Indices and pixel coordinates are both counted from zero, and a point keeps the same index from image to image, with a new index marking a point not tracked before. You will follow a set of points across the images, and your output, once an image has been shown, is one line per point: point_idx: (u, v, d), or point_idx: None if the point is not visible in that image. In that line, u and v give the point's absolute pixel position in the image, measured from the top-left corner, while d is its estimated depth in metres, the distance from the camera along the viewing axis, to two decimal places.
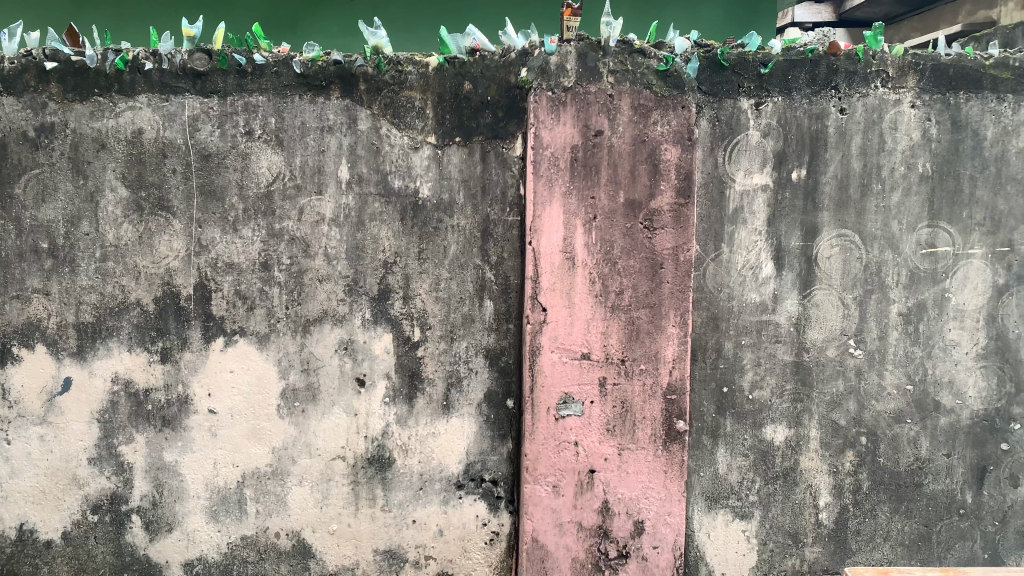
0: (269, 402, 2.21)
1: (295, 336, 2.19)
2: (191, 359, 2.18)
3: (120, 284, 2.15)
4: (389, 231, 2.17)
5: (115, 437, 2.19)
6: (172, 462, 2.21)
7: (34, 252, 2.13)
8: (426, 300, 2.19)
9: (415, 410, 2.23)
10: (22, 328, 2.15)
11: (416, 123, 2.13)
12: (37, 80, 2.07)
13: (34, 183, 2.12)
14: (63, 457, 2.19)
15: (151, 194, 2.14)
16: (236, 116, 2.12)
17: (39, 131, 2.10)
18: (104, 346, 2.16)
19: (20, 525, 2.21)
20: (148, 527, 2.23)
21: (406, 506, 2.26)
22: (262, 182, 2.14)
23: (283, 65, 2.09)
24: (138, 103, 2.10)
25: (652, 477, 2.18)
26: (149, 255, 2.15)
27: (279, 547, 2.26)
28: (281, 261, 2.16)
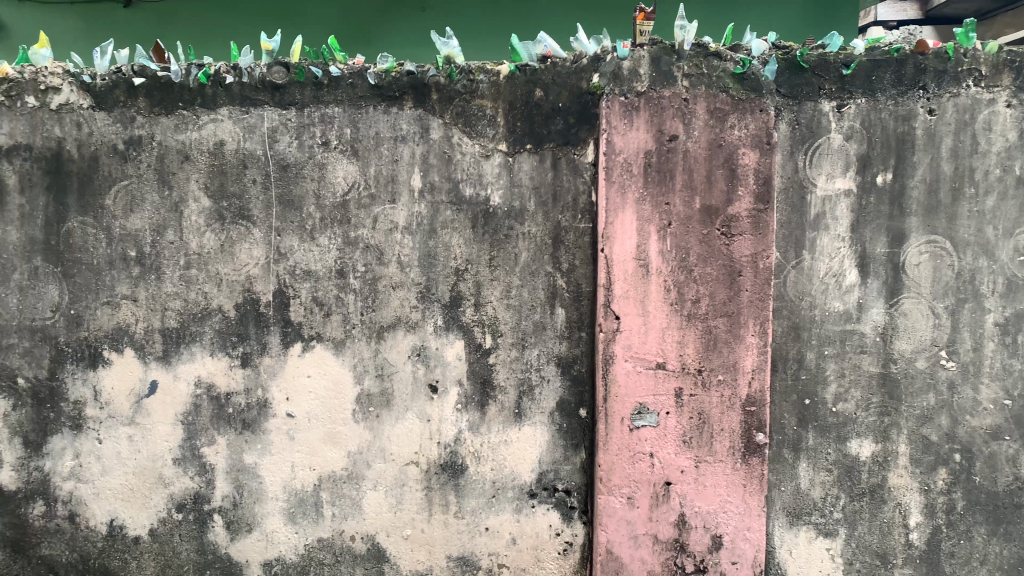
0: (344, 407, 2.24)
1: (369, 342, 2.22)
2: (270, 364, 2.23)
3: (204, 291, 2.22)
4: (461, 239, 2.17)
5: (198, 439, 2.26)
6: (252, 464, 2.26)
7: (124, 259, 2.22)
8: (497, 307, 2.19)
9: (487, 417, 2.23)
10: (112, 333, 2.24)
11: (487, 131, 2.13)
12: (126, 95, 2.16)
13: (124, 194, 2.21)
14: (150, 456, 2.27)
15: (232, 204, 2.20)
16: (312, 127, 2.17)
17: (127, 144, 2.18)
18: (187, 351, 2.23)
19: (110, 521, 2.29)
20: (229, 526, 2.28)
21: (479, 513, 2.26)
22: (338, 191, 2.18)
23: (358, 76, 2.13)
24: (220, 116, 2.17)
25: (730, 491, 2.13)
26: (230, 263, 2.21)
27: (354, 551, 2.28)
28: (356, 268, 2.20)
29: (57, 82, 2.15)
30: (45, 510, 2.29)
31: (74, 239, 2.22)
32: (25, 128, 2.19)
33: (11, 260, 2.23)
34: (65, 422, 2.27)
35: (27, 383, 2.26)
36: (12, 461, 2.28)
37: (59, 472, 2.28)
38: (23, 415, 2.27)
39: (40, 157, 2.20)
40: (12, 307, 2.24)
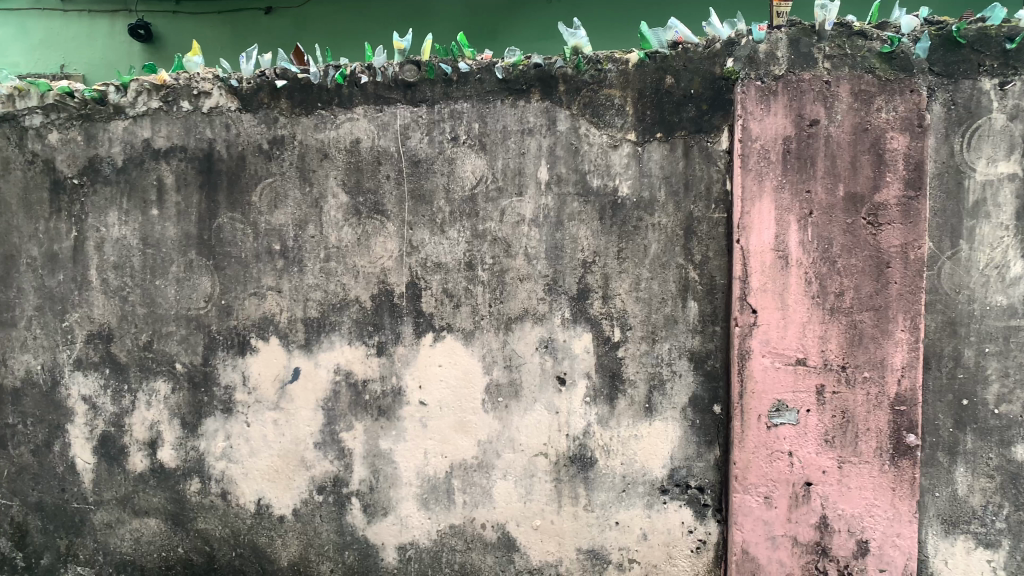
0: (474, 397, 2.28)
1: (497, 333, 2.24)
2: (404, 353, 2.30)
3: (342, 282, 2.31)
4: (589, 231, 2.16)
5: (337, 424, 2.35)
6: (387, 449, 2.34)
7: (269, 253, 2.34)
8: (626, 299, 2.16)
9: (616, 411, 2.21)
10: (259, 322, 2.37)
11: (616, 121, 2.11)
12: (270, 97, 2.28)
13: (268, 191, 2.32)
14: (293, 440, 2.38)
15: (368, 199, 2.27)
16: (443, 123, 2.21)
17: (271, 143, 2.30)
18: (327, 340, 2.33)
19: (257, 500, 2.42)
20: (366, 509, 2.36)
21: (609, 507, 2.25)
22: (467, 185, 2.21)
23: (486, 71, 2.16)
24: (356, 115, 2.25)
25: (878, 494, 2.01)
26: (367, 255, 2.29)
27: (485, 539, 2.32)
28: (485, 260, 2.22)
29: (208, 87, 2.31)
30: (201, 486, 2.45)
31: (224, 233, 2.36)
32: (181, 131, 2.35)
33: (170, 254, 2.40)
34: (218, 405, 2.42)
35: (184, 368, 2.42)
36: (171, 440, 2.45)
37: (212, 452, 2.43)
38: (180, 397, 2.43)
39: (194, 158, 2.35)
40: (170, 297, 2.41)
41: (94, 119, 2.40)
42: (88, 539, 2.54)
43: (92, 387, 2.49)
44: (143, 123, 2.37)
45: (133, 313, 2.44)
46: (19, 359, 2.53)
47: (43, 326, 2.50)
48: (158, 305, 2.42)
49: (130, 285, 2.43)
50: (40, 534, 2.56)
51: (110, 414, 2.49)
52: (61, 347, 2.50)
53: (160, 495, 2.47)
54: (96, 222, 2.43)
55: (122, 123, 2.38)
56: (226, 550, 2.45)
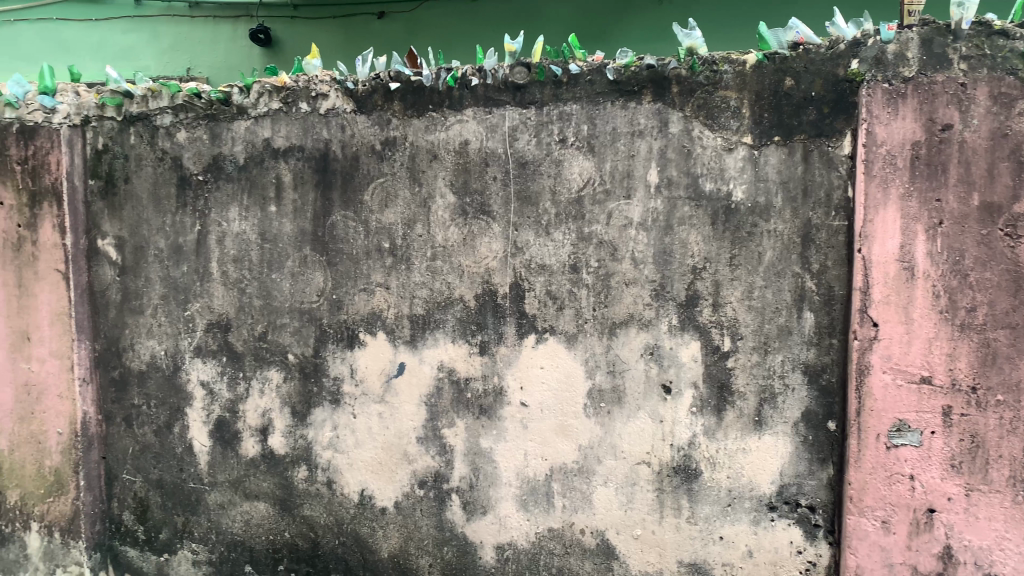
0: (576, 401, 2.26)
1: (601, 337, 2.21)
2: (505, 354, 2.30)
3: (447, 281, 2.33)
4: (699, 236, 2.11)
5: (439, 420, 2.38)
6: (488, 448, 2.34)
7: (378, 250, 2.39)
8: (737, 308, 2.10)
9: (724, 423, 2.15)
10: (367, 317, 2.42)
11: (731, 124, 2.05)
12: (383, 99, 2.33)
13: (380, 190, 2.37)
14: (397, 433, 2.43)
15: (475, 200, 2.29)
16: (551, 125, 2.20)
17: (384, 144, 2.35)
18: (432, 337, 2.36)
19: (361, 491, 2.48)
20: (466, 507, 2.38)
21: (713, 520, 2.18)
22: (574, 187, 2.20)
23: (597, 72, 2.14)
24: (465, 117, 2.27)
25: (1010, 527, 1.87)
26: (472, 255, 2.30)
27: (584, 544, 2.30)
28: (590, 264, 2.20)
29: (325, 89, 2.38)
30: (308, 474, 2.53)
31: (337, 231, 2.43)
32: (300, 131, 2.43)
33: (286, 249, 2.49)
34: (326, 397, 2.49)
35: (295, 359, 2.51)
36: (281, 428, 2.54)
37: (319, 441, 2.51)
38: (291, 387, 2.52)
39: (311, 157, 2.43)
40: (285, 290, 2.50)
41: (219, 119, 2.52)
42: (202, 518, 2.66)
43: (210, 373, 2.61)
44: (264, 123, 2.47)
45: (250, 305, 2.54)
46: (145, 344, 2.68)
47: (167, 314, 2.65)
48: (273, 297, 2.52)
49: (248, 278, 2.54)
50: (159, 511, 2.71)
51: (226, 400, 2.60)
52: (183, 334, 2.63)
53: (270, 481, 2.57)
54: (218, 216, 2.55)
55: (244, 123, 2.49)
56: (330, 537, 2.52)
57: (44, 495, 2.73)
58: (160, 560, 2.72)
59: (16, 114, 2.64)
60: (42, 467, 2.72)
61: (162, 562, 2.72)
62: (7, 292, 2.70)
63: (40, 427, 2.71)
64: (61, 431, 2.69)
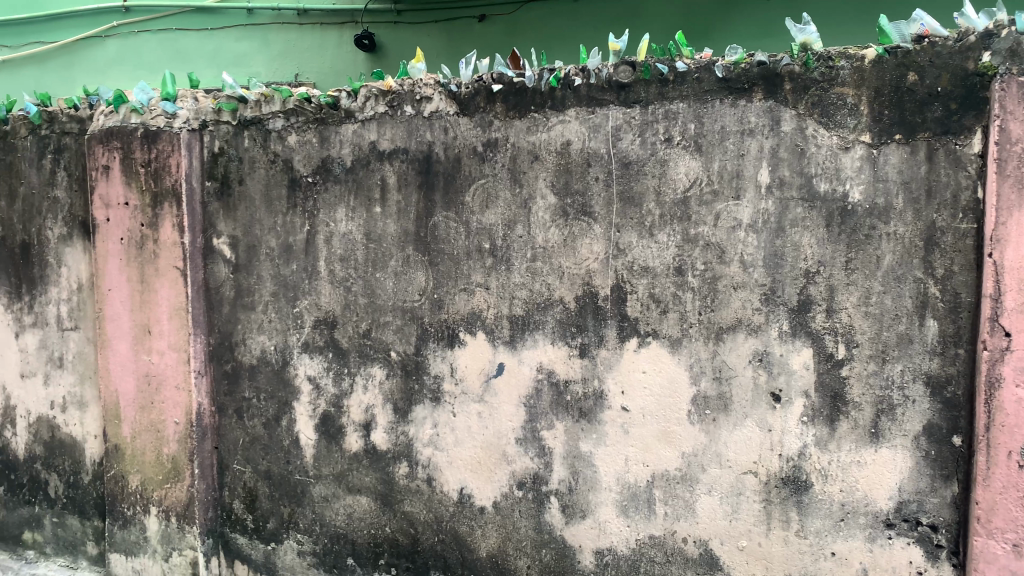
0: (679, 407, 2.20)
1: (707, 342, 2.15)
2: (607, 357, 2.26)
3: (547, 282, 2.32)
4: (813, 238, 2.03)
5: (538, 422, 2.37)
6: (588, 452, 2.32)
7: (478, 251, 2.40)
8: (853, 314, 2.01)
9: (837, 434, 2.06)
10: (467, 317, 2.43)
11: (847, 121, 1.97)
12: (486, 101, 2.35)
13: (481, 191, 2.38)
14: (495, 434, 2.43)
15: (576, 201, 2.27)
16: (656, 124, 2.16)
17: (485, 146, 2.36)
18: (531, 338, 2.35)
19: (460, 489, 2.50)
20: (565, 510, 2.36)
21: (825, 536, 2.09)
22: (680, 188, 2.15)
23: (705, 70, 2.09)
24: (568, 117, 2.26)
25: None
26: (573, 257, 2.28)
27: (687, 554, 2.24)
28: (695, 266, 2.14)
29: (429, 92, 2.42)
30: (409, 470, 2.57)
31: (439, 231, 2.46)
32: (404, 134, 2.48)
33: (390, 249, 2.53)
34: (427, 394, 2.52)
35: (398, 357, 2.55)
36: (383, 424, 2.59)
37: (420, 439, 2.54)
38: (394, 384, 2.57)
39: (414, 159, 2.46)
40: (388, 289, 2.55)
41: (327, 123, 2.59)
42: (307, 510, 2.74)
43: (316, 368, 2.69)
44: (370, 126, 2.52)
45: (355, 303, 2.60)
46: (256, 339, 2.79)
47: (277, 311, 2.74)
48: (377, 296, 2.57)
49: (354, 277, 2.60)
50: (267, 501, 2.81)
51: (331, 395, 2.67)
52: (292, 330, 2.72)
53: (372, 475, 2.62)
54: (326, 217, 2.62)
55: (351, 126, 2.55)
56: (430, 534, 2.55)
57: (162, 481, 2.87)
58: (267, 548, 2.82)
59: (141, 119, 2.81)
60: (160, 454, 2.87)
61: (270, 550, 2.81)
62: (131, 288, 2.87)
63: (159, 417, 2.86)
64: (178, 421, 2.83)
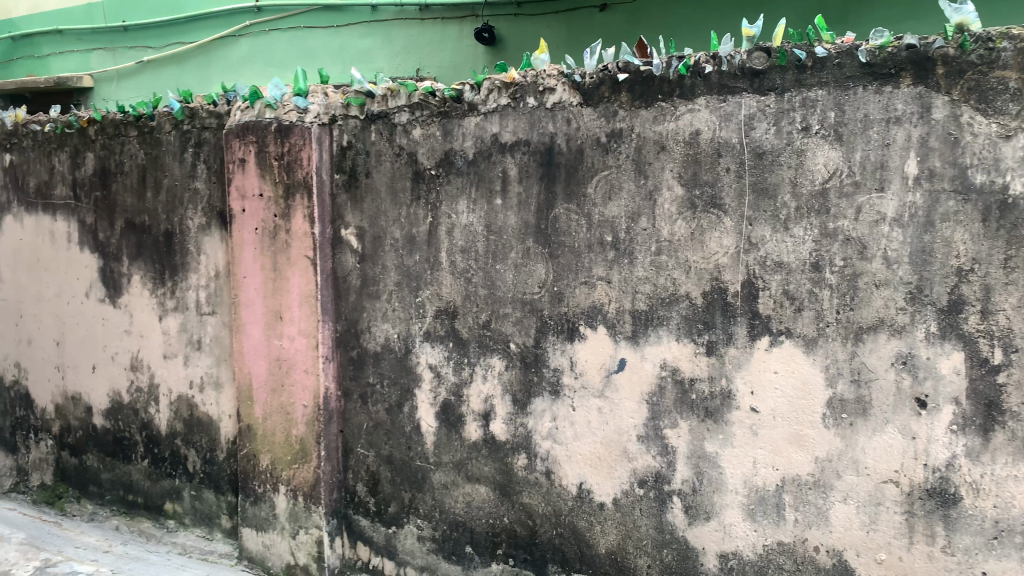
0: (814, 410, 2.10)
1: (845, 343, 2.05)
2: (735, 355, 2.19)
3: (673, 277, 2.26)
4: (967, 234, 1.89)
5: (661, 419, 2.31)
6: (713, 453, 2.25)
7: (601, 244, 2.37)
8: (1012, 316, 1.86)
9: (991, 445, 1.91)
10: (589, 311, 2.41)
11: (1009, 107, 1.82)
12: (610, 91, 2.31)
13: (604, 183, 2.34)
14: (616, 430, 2.39)
15: (705, 193, 2.19)
16: (792, 113, 2.06)
17: (610, 136, 2.32)
18: (655, 334, 2.29)
19: (579, 484, 2.48)
20: (688, 511, 2.30)
21: (975, 553, 1.95)
22: (818, 179, 2.04)
23: (847, 55, 1.98)
24: (697, 106, 2.19)
25: None
26: (700, 251, 2.21)
27: (819, 563, 2.14)
28: (834, 262, 2.04)
29: (553, 83, 2.40)
30: (528, 462, 2.57)
31: (560, 224, 2.44)
32: (526, 125, 2.47)
33: (510, 241, 2.54)
34: (546, 387, 2.51)
35: (517, 348, 2.56)
36: (503, 415, 2.60)
37: (539, 431, 2.54)
38: (513, 375, 2.57)
39: (536, 150, 2.45)
40: (509, 281, 2.56)
41: (451, 116, 2.62)
42: (428, 496, 2.80)
43: (437, 357, 2.74)
44: (493, 118, 2.53)
45: (476, 294, 2.63)
46: (380, 327, 2.86)
47: (401, 300, 2.80)
48: (498, 288, 2.58)
49: (475, 268, 2.62)
50: (389, 485, 2.88)
51: (451, 384, 2.71)
52: (414, 319, 2.78)
53: (492, 465, 2.64)
54: (448, 209, 2.65)
55: (474, 118, 2.57)
56: (548, 527, 2.55)
57: (291, 461, 3.00)
58: (388, 531, 2.89)
59: (275, 114, 2.93)
60: (289, 435, 3.00)
61: (391, 533, 2.89)
62: (264, 276, 3.00)
63: (289, 399, 2.99)
64: (307, 404, 2.94)
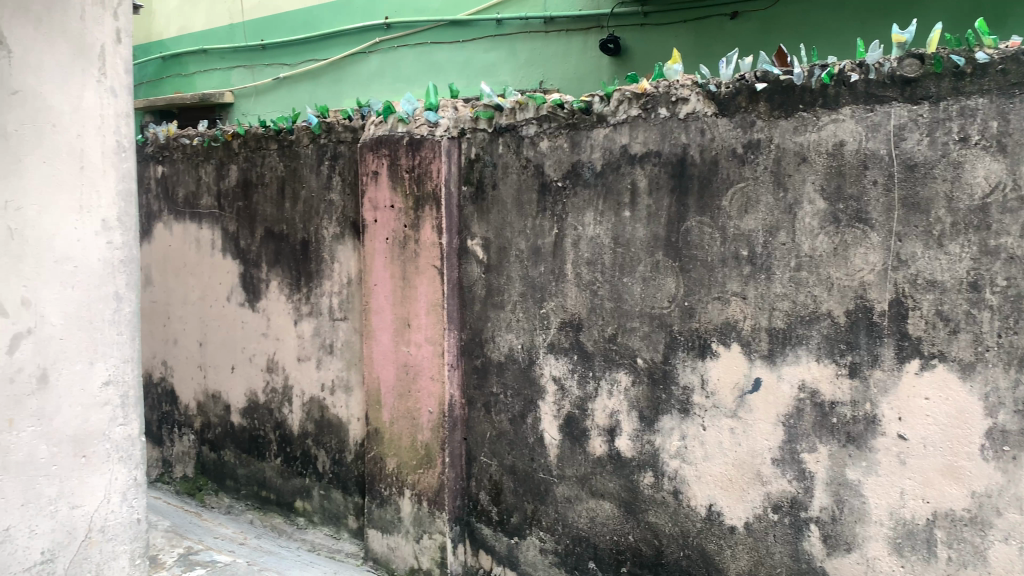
0: (970, 440, 1.96)
1: (1007, 369, 1.90)
2: (881, 378, 2.07)
3: (813, 294, 2.17)
4: None
5: (798, 443, 2.22)
6: (855, 480, 2.13)
7: (736, 258, 2.30)
8: None
9: None
10: (721, 327, 2.34)
11: None
12: (748, 100, 2.25)
13: (740, 196, 2.28)
14: (749, 451, 2.31)
15: (850, 207, 2.10)
16: (949, 122, 1.94)
17: (746, 148, 2.26)
18: (794, 353, 2.21)
19: (709, 505, 2.41)
20: (826, 540, 2.19)
21: None
22: (977, 193, 1.91)
23: (1013, 61, 1.85)
24: (842, 116, 2.09)
25: None
26: (844, 268, 2.11)
27: None
28: (995, 282, 1.91)
29: (686, 93, 2.37)
30: (654, 480, 2.52)
31: (692, 237, 2.39)
32: (657, 137, 2.43)
33: (639, 254, 2.51)
34: (675, 405, 2.46)
35: (645, 363, 2.52)
36: (629, 431, 2.57)
37: (667, 449, 2.48)
38: (640, 391, 2.53)
39: (668, 162, 2.42)
40: (637, 294, 2.52)
41: (580, 127, 2.62)
42: (551, 508, 2.79)
43: (562, 369, 2.73)
44: (623, 130, 2.51)
45: (602, 307, 2.60)
46: (505, 338, 2.89)
47: (525, 311, 2.82)
48: (625, 301, 2.55)
49: (601, 280, 2.60)
50: (512, 495, 2.90)
51: (576, 397, 2.70)
52: (539, 331, 2.79)
53: (617, 481, 2.61)
54: (575, 221, 2.65)
55: (604, 130, 2.56)
56: (675, 548, 2.49)
57: (416, 466, 3.07)
58: (511, 541, 2.91)
59: (407, 128, 3.01)
60: (415, 440, 3.07)
61: (513, 543, 2.90)
62: (394, 284, 3.09)
63: (415, 405, 3.06)
64: (432, 410, 3.00)
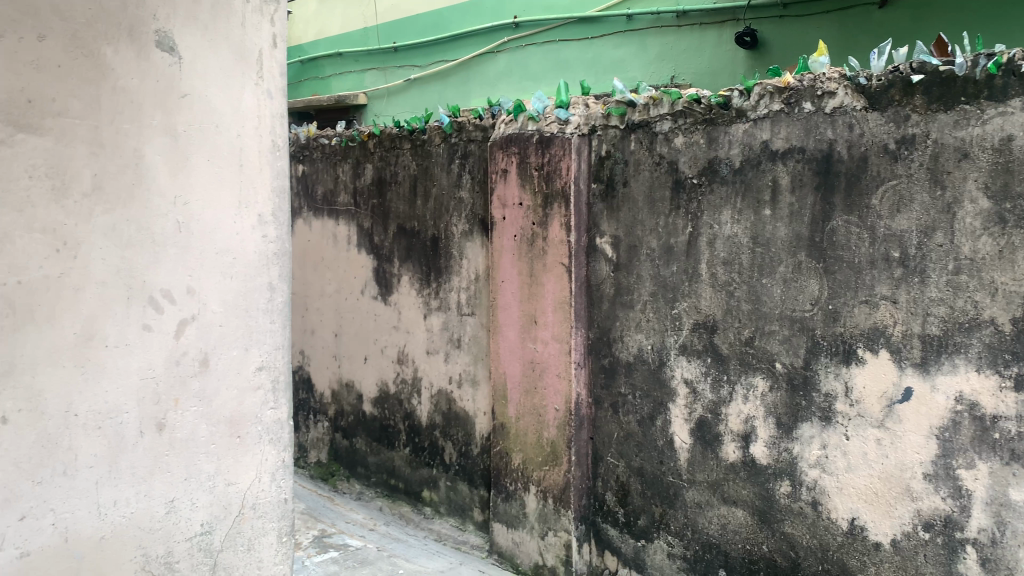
0: None
1: None
2: None
3: (973, 300, 2.02)
4: None
5: (954, 458, 2.07)
6: (1020, 502, 1.96)
7: (886, 260, 2.18)
8: None
9: None
10: (869, 333, 2.23)
11: None
12: (902, 94, 2.12)
13: (892, 194, 2.15)
14: (898, 465, 2.18)
15: (1018, 206, 1.93)
16: None
17: (900, 143, 2.13)
18: (950, 362, 2.07)
19: (851, 519, 2.29)
20: (985, 565, 2.03)
21: None
22: None
23: None
24: (1010, 108, 1.93)
25: None
26: (1011, 272, 1.95)
27: None
28: None
29: (833, 86, 2.26)
30: (791, 490, 2.43)
31: (838, 237, 2.28)
32: (801, 132, 2.34)
33: (779, 254, 2.41)
34: (816, 412, 2.35)
35: (784, 368, 2.42)
36: (765, 437, 2.48)
37: (806, 458, 2.38)
38: (778, 397, 2.44)
39: (812, 159, 2.32)
40: (776, 296, 2.43)
41: (717, 123, 2.55)
42: (680, 512, 2.74)
43: (694, 372, 2.67)
44: (763, 125, 2.43)
45: (738, 308, 2.53)
46: (634, 338, 2.85)
47: (656, 311, 2.77)
48: (762, 303, 2.47)
49: (737, 281, 2.52)
50: (639, 497, 2.87)
51: (708, 401, 2.63)
52: (670, 331, 2.73)
53: (751, 489, 2.53)
54: (710, 219, 2.58)
55: (742, 126, 2.48)
56: (813, 562, 2.39)
57: (542, 462, 3.09)
58: (637, 544, 2.88)
59: (537, 126, 3.03)
60: (541, 437, 3.09)
61: (640, 546, 2.87)
62: (521, 281, 3.12)
63: (542, 401, 3.08)
64: (559, 407, 3.01)
